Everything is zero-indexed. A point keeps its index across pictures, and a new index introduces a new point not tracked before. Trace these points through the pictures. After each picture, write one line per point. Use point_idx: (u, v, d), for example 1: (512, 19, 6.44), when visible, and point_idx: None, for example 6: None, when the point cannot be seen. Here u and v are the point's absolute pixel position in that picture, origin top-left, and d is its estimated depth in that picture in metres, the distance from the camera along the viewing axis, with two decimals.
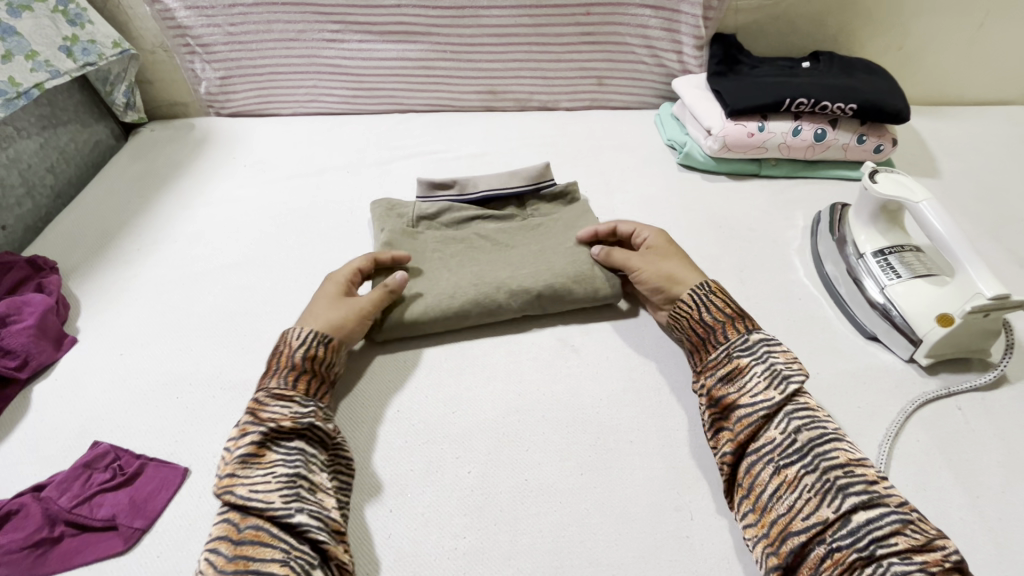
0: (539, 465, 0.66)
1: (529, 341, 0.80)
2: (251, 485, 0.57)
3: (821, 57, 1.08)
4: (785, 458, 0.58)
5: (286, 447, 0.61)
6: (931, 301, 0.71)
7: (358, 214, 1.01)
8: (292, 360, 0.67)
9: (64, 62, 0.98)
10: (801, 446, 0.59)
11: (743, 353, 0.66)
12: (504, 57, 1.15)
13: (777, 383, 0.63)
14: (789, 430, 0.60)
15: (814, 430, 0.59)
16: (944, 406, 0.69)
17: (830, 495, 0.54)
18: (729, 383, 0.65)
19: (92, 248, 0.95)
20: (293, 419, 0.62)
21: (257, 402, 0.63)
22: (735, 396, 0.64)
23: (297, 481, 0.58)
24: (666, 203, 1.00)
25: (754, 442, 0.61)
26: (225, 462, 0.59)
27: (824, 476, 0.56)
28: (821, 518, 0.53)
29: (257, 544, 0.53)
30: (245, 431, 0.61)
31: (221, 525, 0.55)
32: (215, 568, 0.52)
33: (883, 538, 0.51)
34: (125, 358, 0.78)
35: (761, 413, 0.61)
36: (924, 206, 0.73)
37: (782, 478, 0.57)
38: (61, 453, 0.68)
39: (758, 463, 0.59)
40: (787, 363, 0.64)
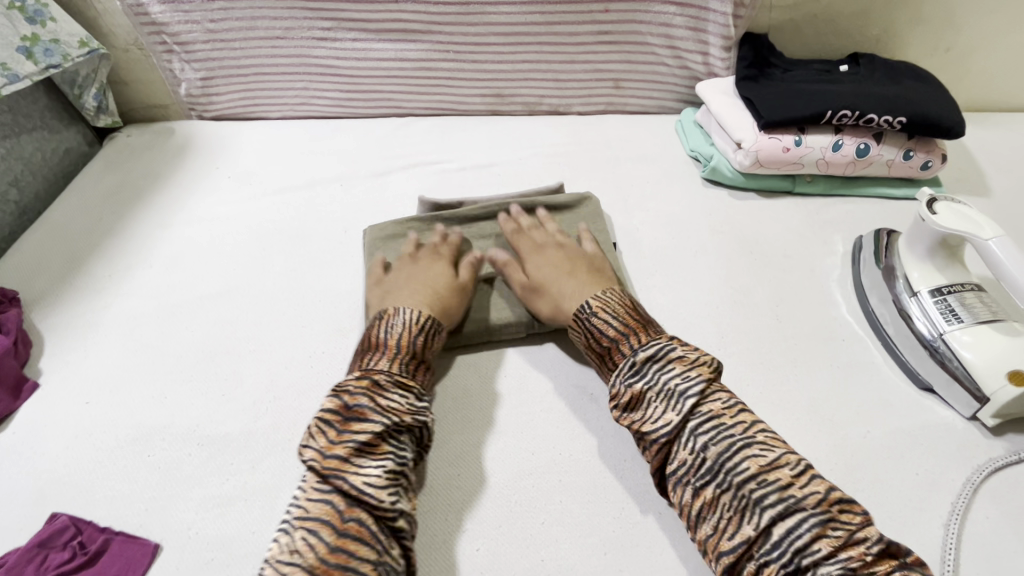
0: (558, 543, 0.59)
1: (543, 388, 0.72)
2: (366, 477, 0.52)
3: (861, 60, 0.98)
4: (700, 479, 0.53)
5: (400, 442, 0.56)
6: (1001, 354, 0.64)
7: (353, 233, 0.92)
8: (396, 341, 0.64)
9: (23, 65, 0.88)
10: (712, 463, 0.53)
11: (635, 378, 0.60)
12: (513, 58, 1.05)
13: (675, 403, 0.57)
14: (698, 449, 0.54)
15: (722, 443, 0.54)
16: (1014, 474, 0.62)
17: (748, 512, 0.50)
18: (633, 412, 0.59)
19: (59, 274, 0.86)
20: (412, 414, 0.58)
21: (377, 386, 0.59)
22: (638, 425, 0.58)
23: (402, 480, 0.55)
24: (691, 225, 0.91)
25: (668, 466, 0.56)
26: (332, 441, 0.54)
27: (738, 493, 0.51)
28: (744, 536, 0.50)
29: (357, 541, 0.50)
30: (363, 417, 0.56)
31: (320, 506, 0.51)
32: (316, 554, 0.49)
33: (807, 547, 0.48)
34: (91, 408, 0.70)
35: (664, 437, 0.56)
36: (993, 243, 0.65)
37: (701, 500, 0.53)
38: (16, 525, 0.60)
39: (677, 487, 0.55)
40: (681, 377, 0.58)
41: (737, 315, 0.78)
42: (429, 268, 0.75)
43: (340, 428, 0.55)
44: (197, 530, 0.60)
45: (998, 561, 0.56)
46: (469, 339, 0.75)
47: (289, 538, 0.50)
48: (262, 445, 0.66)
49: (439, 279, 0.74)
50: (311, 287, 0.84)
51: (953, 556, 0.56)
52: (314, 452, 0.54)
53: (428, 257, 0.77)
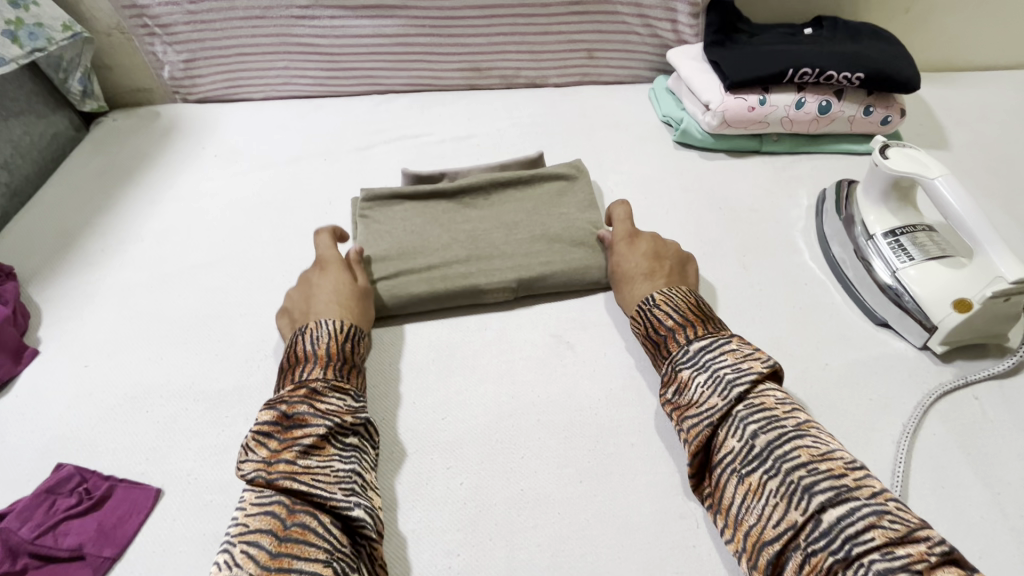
0: (536, 474, 0.63)
1: (522, 338, 0.75)
2: (313, 475, 0.55)
3: (824, 22, 1.01)
4: (747, 466, 0.54)
5: (344, 444, 0.59)
6: (948, 286, 0.68)
7: (337, 205, 0.95)
8: (325, 350, 0.65)
9: (9, 48, 0.90)
10: (761, 451, 0.54)
11: (684, 365, 0.62)
12: (488, 31, 1.07)
13: (721, 389, 0.58)
14: (747, 436, 0.55)
15: (773, 431, 0.54)
16: (961, 397, 0.66)
17: (795, 498, 0.50)
18: (681, 397, 0.61)
19: (53, 250, 0.89)
20: (352, 414, 0.61)
21: (314, 392, 0.61)
22: (686, 410, 0.60)
23: (354, 476, 0.57)
24: (663, 185, 0.94)
25: (714, 455, 0.57)
26: (274, 449, 0.56)
27: (786, 479, 0.51)
28: (790, 523, 0.49)
29: (302, 544, 0.50)
30: (304, 422, 0.58)
31: (261, 517, 0.51)
32: (257, 563, 0.48)
33: (858, 536, 0.46)
34: (90, 370, 0.73)
35: (707, 422, 0.57)
36: (939, 182, 0.69)
37: (746, 487, 0.53)
38: (25, 476, 0.64)
39: (723, 476, 0.56)
40: (732, 365, 0.59)
41: (705, 265, 0.81)
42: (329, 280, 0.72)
43: (280, 436, 0.57)
44: (196, 475, 0.63)
45: (945, 472, 0.60)
46: (449, 298, 0.77)
47: (229, 555, 0.49)
48: (255, 399, 0.70)
49: (338, 289, 0.71)
50: (297, 255, 0.87)
51: (904, 470, 0.60)
52: (256, 460, 0.55)
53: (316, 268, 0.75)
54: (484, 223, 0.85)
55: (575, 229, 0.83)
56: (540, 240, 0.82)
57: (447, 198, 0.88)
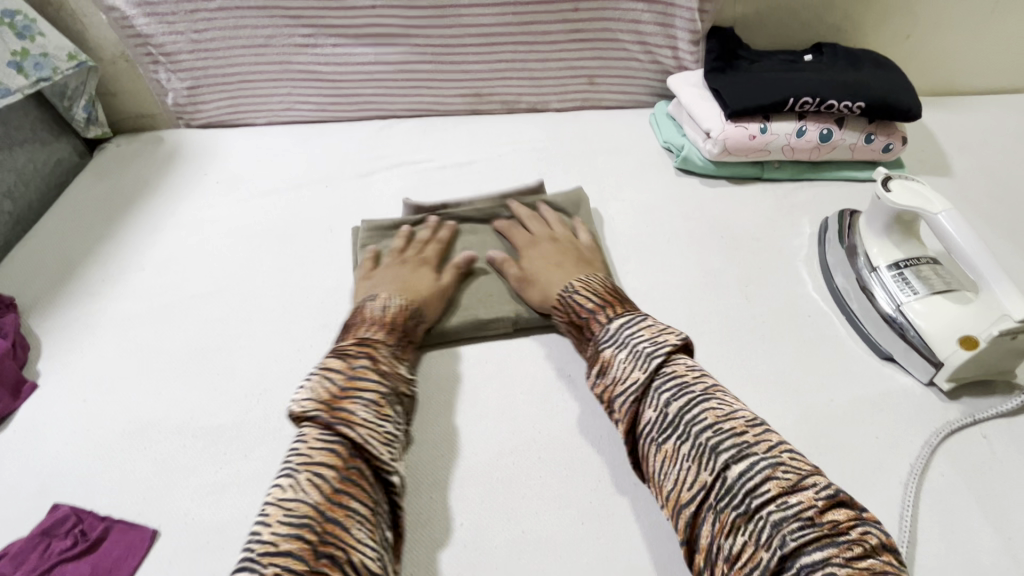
0: (537, 515, 0.62)
1: (523, 372, 0.75)
2: (367, 427, 0.55)
3: (824, 49, 1.01)
4: (663, 434, 0.55)
5: (385, 465, 0.55)
6: (954, 321, 0.67)
7: (338, 232, 0.95)
8: (391, 318, 0.70)
9: (14, 79, 0.91)
10: (675, 417, 0.55)
11: (607, 344, 0.63)
12: (489, 58, 1.08)
13: (642, 362, 0.59)
14: (661, 404, 0.56)
15: (684, 398, 0.55)
16: (969, 435, 0.65)
17: (705, 458, 0.51)
18: (605, 377, 0.61)
19: (54, 280, 0.89)
20: (406, 383, 0.64)
21: (375, 353, 0.64)
22: (611, 388, 0.60)
23: (385, 502, 0.54)
24: (664, 212, 0.94)
25: (637, 427, 0.57)
26: (335, 394, 0.57)
27: (697, 442, 0.52)
28: (702, 484, 0.50)
29: (334, 568, 0.47)
30: (364, 376, 0.60)
31: (324, 453, 0.53)
32: (319, 496, 0.50)
33: (756, 489, 0.48)
34: (89, 405, 0.73)
35: (632, 397, 0.58)
36: (943, 216, 0.68)
37: (664, 454, 0.54)
38: (20, 516, 0.63)
39: (646, 446, 0.56)
40: (651, 340, 0.60)
41: (707, 295, 0.81)
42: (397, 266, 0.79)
43: (342, 383, 0.58)
44: (192, 515, 0.63)
45: (954, 516, 0.59)
46: (452, 332, 0.77)
47: (292, 479, 0.51)
48: (254, 435, 0.69)
49: (404, 272, 0.78)
50: (298, 285, 0.86)
51: (912, 512, 0.59)
52: (318, 398, 0.56)
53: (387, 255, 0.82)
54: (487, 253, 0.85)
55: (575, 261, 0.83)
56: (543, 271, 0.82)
57: (448, 228, 0.88)
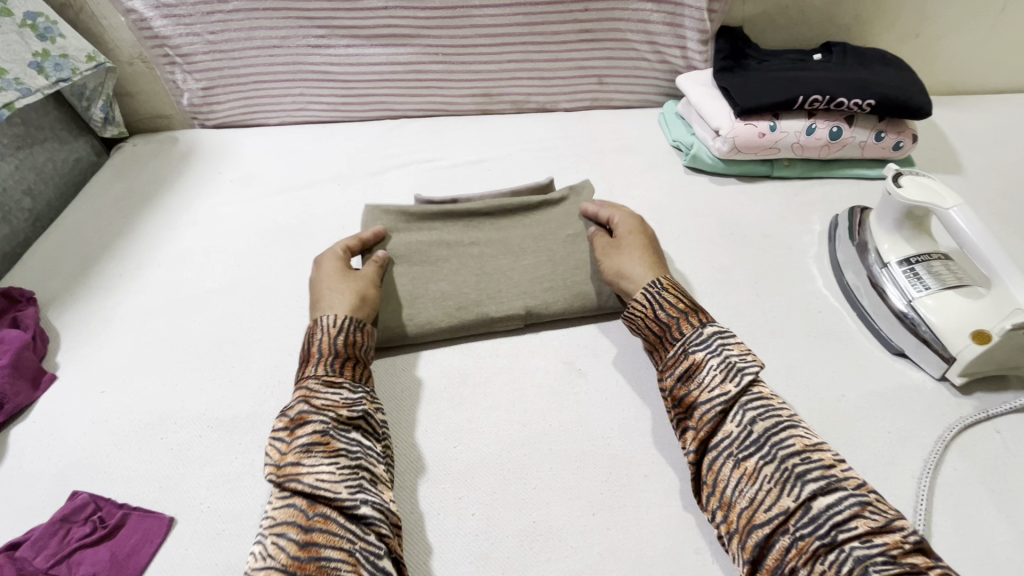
0: (548, 506, 0.62)
1: (533, 365, 0.75)
2: (317, 474, 0.54)
3: (833, 48, 1.02)
4: (745, 451, 0.54)
5: (347, 437, 0.59)
6: (966, 316, 0.67)
7: (350, 229, 0.96)
8: (320, 347, 0.65)
9: (35, 79, 0.93)
10: (759, 437, 0.54)
11: (698, 348, 0.61)
12: (499, 58, 1.09)
13: (733, 376, 0.57)
14: (746, 422, 0.55)
15: (770, 420, 0.55)
16: (983, 430, 0.65)
17: (789, 484, 0.50)
18: (688, 380, 0.60)
19: (72, 274, 0.91)
20: (348, 407, 0.61)
21: (310, 390, 0.61)
22: (694, 393, 0.59)
23: (359, 472, 0.57)
24: (674, 210, 0.94)
25: (712, 439, 0.56)
26: (281, 452, 0.57)
27: (782, 466, 0.51)
28: (782, 508, 0.49)
29: (326, 534, 0.51)
30: (304, 421, 0.58)
31: (285, 511, 0.53)
32: (287, 554, 0.49)
33: (843, 524, 0.47)
34: (107, 395, 0.74)
35: (718, 408, 0.56)
36: (954, 211, 0.68)
37: (742, 472, 0.53)
38: (40, 503, 0.64)
39: (718, 458, 0.55)
40: (743, 354, 0.59)
41: (717, 291, 0.81)
42: (327, 271, 0.75)
43: (286, 438, 0.58)
44: (208, 503, 0.64)
45: (967, 509, 0.59)
46: (465, 328, 0.77)
47: (262, 546, 0.51)
48: (268, 426, 0.70)
49: (332, 278, 0.74)
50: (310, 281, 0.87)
51: (925, 505, 0.59)
52: (269, 467, 0.56)
53: (325, 258, 0.77)
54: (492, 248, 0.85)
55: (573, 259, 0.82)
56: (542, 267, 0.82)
57: (458, 220, 0.89)
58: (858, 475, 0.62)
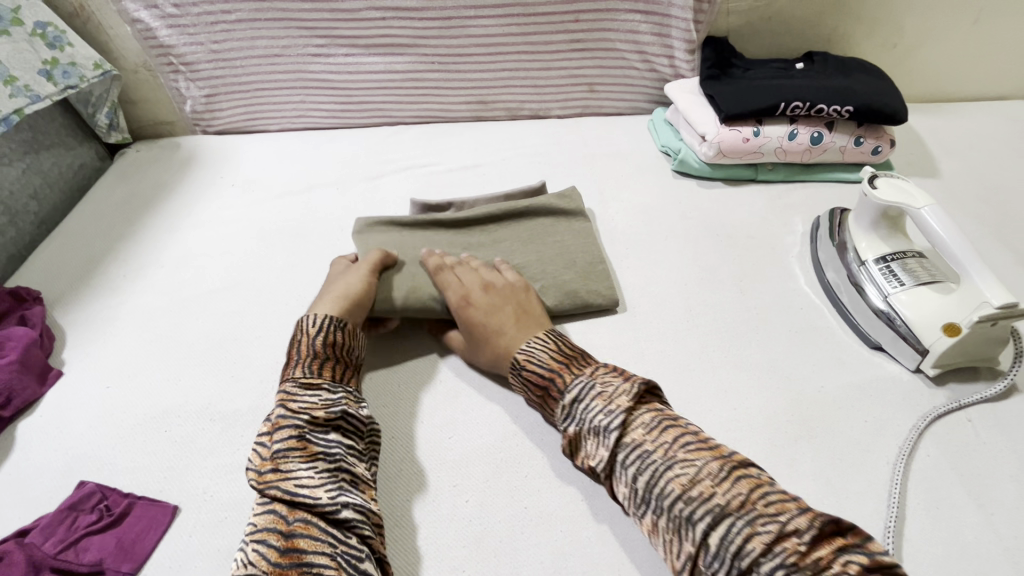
0: (539, 493, 0.65)
1: None
2: (297, 480, 0.57)
3: (815, 57, 1.06)
4: (641, 507, 0.55)
5: (324, 438, 0.61)
6: (937, 310, 0.70)
7: (348, 231, 0.99)
8: (302, 349, 0.68)
9: (44, 86, 0.96)
10: (646, 491, 0.55)
11: (567, 421, 0.62)
12: (493, 67, 1.13)
13: (603, 438, 0.59)
14: (631, 480, 0.56)
15: (647, 470, 0.55)
16: (955, 419, 0.68)
17: (684, 530, 0.52)
18: (579, 453, 0.62)
19: (78, 275, 0.93)
20: (325, 409, 0.63)
21: (288, 394, 0.64)
22: (588, 462, 0.60)
23: (339, 473, 0.59)
24: (663, 212, 0.98)
25: (620, 499, 0.58)
26: (261, 458, 0.59)
27: (671, 514, 0.53)
28: (688, 554, 0.51)
29: (308, 538, 0.54)
30: (279, 426, 0.61)
31: (267, 517, 0.55)
32: (267, 560, 0.51)
33: (740, 552, 0.48)
34: (113, 391, 0.76)
35: (605, 475, 0.58)
36: (925, 211, 0.72)
37: (648, 526, 0.55)
38: (47, 494, 0.66)
39: (631, 516, 0.57)
40: (603, 411, 0.60)
41: (703, 289, 0.84)
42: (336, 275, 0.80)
43: (264, 446, 0.61)
44: (211, 493, 0.66)
45: (939, 493, 0.62)
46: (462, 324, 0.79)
47: (243, 554, 0.53)
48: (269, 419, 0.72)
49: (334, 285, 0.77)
50: (310, 281, 0.90)
51: (900, 491, 0.62)
52: (251, 473, 0.58)
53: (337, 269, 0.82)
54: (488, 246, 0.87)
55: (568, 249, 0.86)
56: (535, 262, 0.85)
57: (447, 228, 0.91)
58: (835, 461, 0.64)
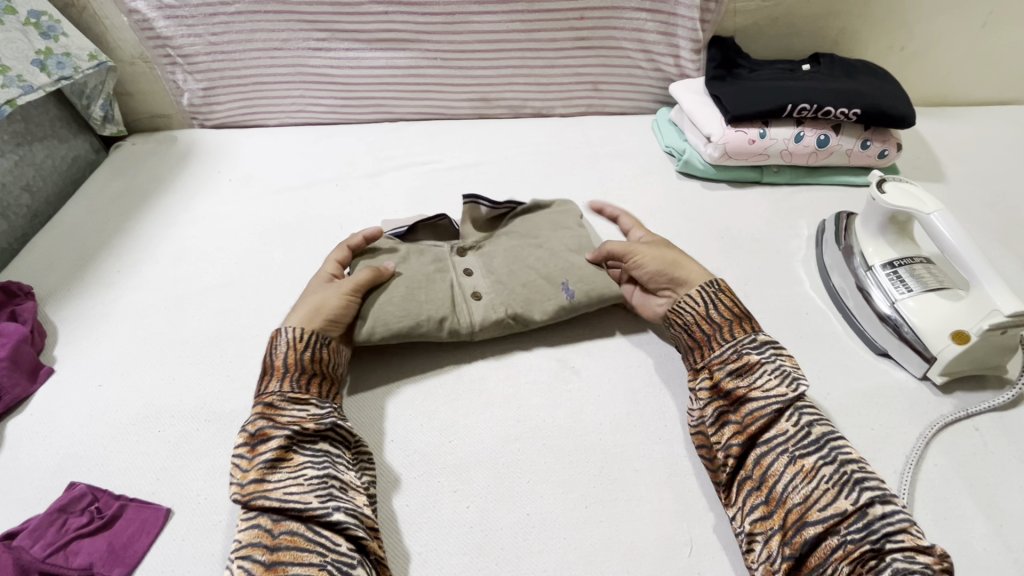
0: (542, 499, 0.63)
1: (528, 362, 0.76)
2: (284, 489, 0.56)
3: (821, 59, 1.05)
4: (802, 449, 0.58)
5: (311, 451, 0.61)
6: (946, 317, 0.69)
7: (348, 229, 0.97)
8: (282, 362, 0.66)
9: (37, 77, 0.94)
10: (817, 438, 0.59)
11: (753, 351, 0.65)
12: (496, 64, 1.11)
13: (789, 381, 0.62)
14: (803, 424, 0.60)
15: (825, 427, 0.60)
16: (963, 428, 0.67)
17: (847, 487, 0.54)
18: (740, 377, 0.64)
19: (70, 271, 0.91)
20: (315, 421, 0.62)
21: (271, 406, 0.63)
22: (746, 390, 0.63)
23: (329, 481, 0.58)
24: (667, 214, 0.96)
25: (764, 436, 0.60)
26: (244, 470, 0.58)
27: (840, 469, 0.56)
28: (838, 509, 0.53)
29: (293, 551, 0.53)
30: (266, 437, 0.60)
31: (250, 531, 0.54)
32: (253, 575, 0.51)
33: (893, 534, 0.51)
34: (105, 390, 0.75)
35: (774, 408, 0.60)
36: (935, 216, 0.71)
37: (798, 469, 0.57)
38: (35, 495, 0.65)
39: (770, 454, 0.59)
40: (796, 366, 0.64)
41: None
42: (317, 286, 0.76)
43: (249, 455, 0.59)
44: (205, 495, 0.64)
45: (947, 504, 0.61)
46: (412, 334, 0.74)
47: (230, 570, 0.52)
48: None
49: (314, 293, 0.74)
50: (309, 278, 0.89)
51: (907, 501, 0.61)
52: (235, 486, 0.57)
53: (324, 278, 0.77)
54: (466, 265, 0.83)
55: (544, 282, 0.79)
56: (493, 293, 0.79)
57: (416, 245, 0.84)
58: None
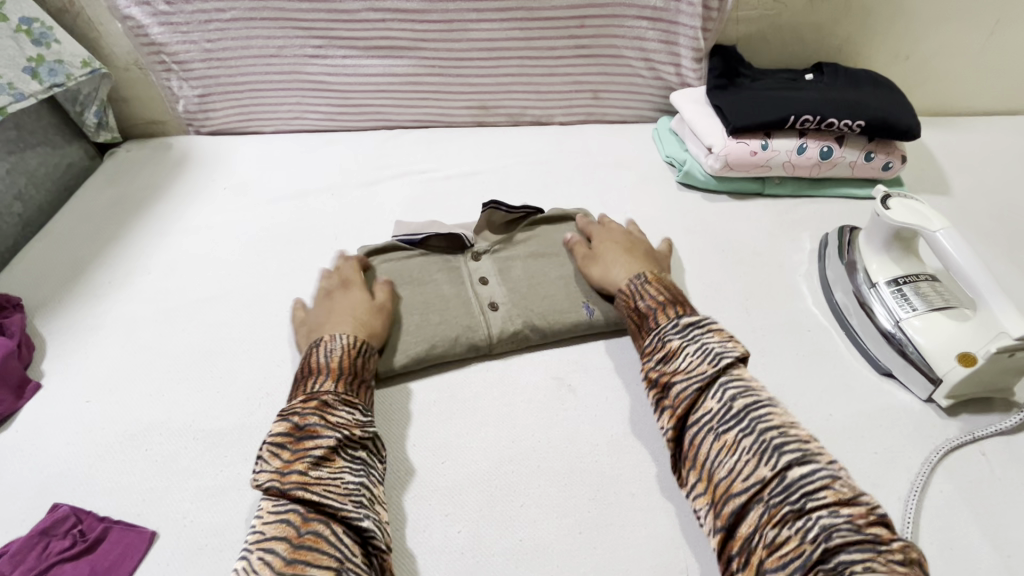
0: (536, 524, 0.62)
1: (524, 380, 0.75)
2: (324, 486, 0.55)
3: (825, 69, 1.03)
4: (724, 424, 0.56)
5: (353, 457, 0.59)
6: (953, 337, 0.68)
7: (343, 240, 0.96)
8: (337, 363, 0.65)
9: (29, 84, 0.93)
10: (738, 411, 0.56)
11: (674, 336, 0.64)
12: (495, 72, 1.10)
13: (711, 358, 0.60)
14: (725, 399, 0.57)
15: (750, 398, 0.57)
16: (969, 453, 0.65)
17: (767, 454, 0.53)
18: (666, 364, 0.62)
19: (61, 281, 0.90)
20: (361, 427, 0.61)
21: (325, 404, 0.61)
22: (670, 374, 0.61)
23: (362, 490, 0.57)
24: (667, 226, 0.95)
25: (693, 415, 0.59)
26: (286, 460, 0.56)
27: (760, 438, 0.54)
28: (759, 477, 0.52)
29: (315, 552, 0.51)
30: (315, 434, 0.58)
31: (278, 526, 0.52)
32: (272, 568, 0.49)
33: (814, 492, 0.49)
34: (92, 406, 0.73)
35: (695, 387, 0.59)
36: (941, 234, 0.69)
37: (723, 443, 0.55)
38: (19, 516, 0.63)
39: (699, 432, 0.57)
40: (719, 341, 0.62)
41: (708, 308, 0.82)
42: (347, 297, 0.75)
43: (292, 446, 0.57)
44: (192, 518, 0.63)
45: (952, 532, 0.59)
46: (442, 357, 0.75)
47: (247, 561, 0.51)
48: (254, 439, 0.69)
49: (356, 306, 0.73)
50: (302, 291, 0.87)
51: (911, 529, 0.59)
52: (269, 473, 0.55)
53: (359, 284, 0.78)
54: (481, 273, 0.83)
55: (565, 298, 0.79)
56: (509, 305, 0.78)
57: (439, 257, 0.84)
58: None
